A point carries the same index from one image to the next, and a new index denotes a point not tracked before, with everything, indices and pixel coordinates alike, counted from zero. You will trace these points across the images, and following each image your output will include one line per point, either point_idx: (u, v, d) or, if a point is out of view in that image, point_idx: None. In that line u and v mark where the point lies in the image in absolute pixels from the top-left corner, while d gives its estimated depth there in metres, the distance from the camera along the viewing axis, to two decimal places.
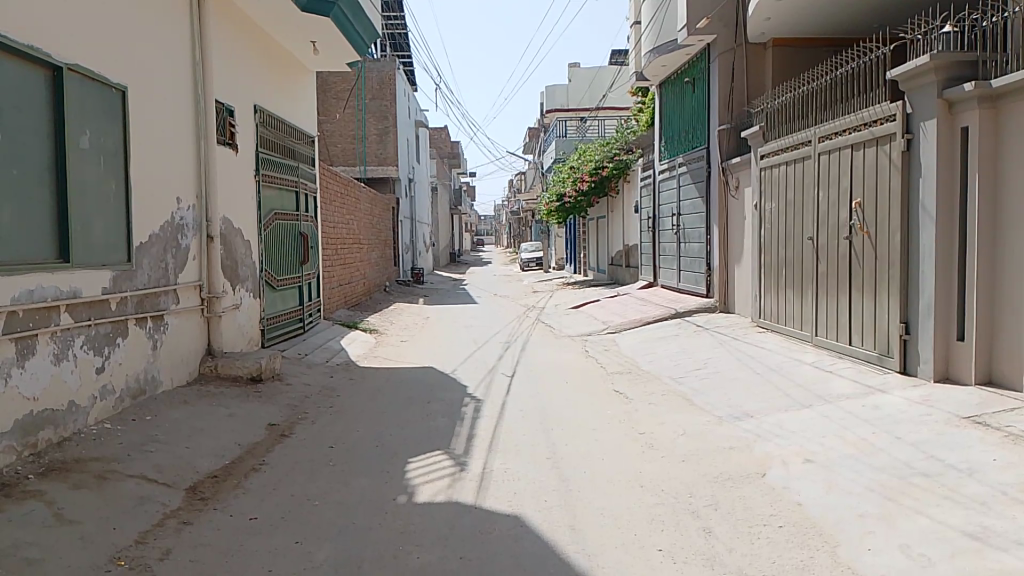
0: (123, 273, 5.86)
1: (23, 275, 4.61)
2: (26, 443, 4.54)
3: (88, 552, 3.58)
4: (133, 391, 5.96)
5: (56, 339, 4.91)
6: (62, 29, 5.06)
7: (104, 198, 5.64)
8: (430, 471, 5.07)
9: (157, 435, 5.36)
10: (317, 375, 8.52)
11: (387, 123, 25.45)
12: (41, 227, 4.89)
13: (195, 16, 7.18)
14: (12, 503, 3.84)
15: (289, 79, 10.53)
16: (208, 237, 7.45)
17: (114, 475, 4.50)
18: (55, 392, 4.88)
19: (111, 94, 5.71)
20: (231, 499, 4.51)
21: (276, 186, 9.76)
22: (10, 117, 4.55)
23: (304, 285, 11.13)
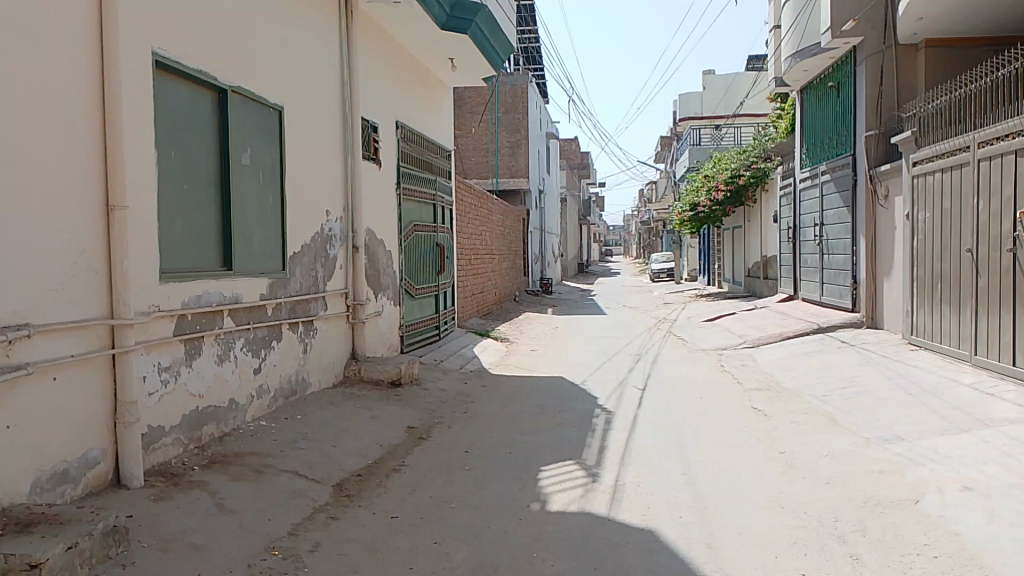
0: (279, 280, 6.27)
1: (193, 282, 5.02)
2: (192, 436, 4.94)
3: (247, 540, 3.85)
4: (286, 392, 6.36)
5: (220, 341, 5.32)
6: (229, 55, 5.50)
7: (263, 211, 6.06)
8: (564, 480, 5.10)
9: (307, 434, 5.69)
10: (452, 382, 8.76)
11: (518, 136, 25.91)
12: (207, 238, 5.32)
13: (344, 39, 7.60)
14: (181, 492, 4.20)
15: (430, 96, 10.94)
16: (353, 247, 7.83)
17: (269, 469, 4.82)
18: (217, 390, 5.28)
19: (269, 114, 6.15)
20: (374, 497, 4.72)
21: (416, 198, 10.14)
22: (181, 136, 4.99)
23: (440, 294, 11.48)
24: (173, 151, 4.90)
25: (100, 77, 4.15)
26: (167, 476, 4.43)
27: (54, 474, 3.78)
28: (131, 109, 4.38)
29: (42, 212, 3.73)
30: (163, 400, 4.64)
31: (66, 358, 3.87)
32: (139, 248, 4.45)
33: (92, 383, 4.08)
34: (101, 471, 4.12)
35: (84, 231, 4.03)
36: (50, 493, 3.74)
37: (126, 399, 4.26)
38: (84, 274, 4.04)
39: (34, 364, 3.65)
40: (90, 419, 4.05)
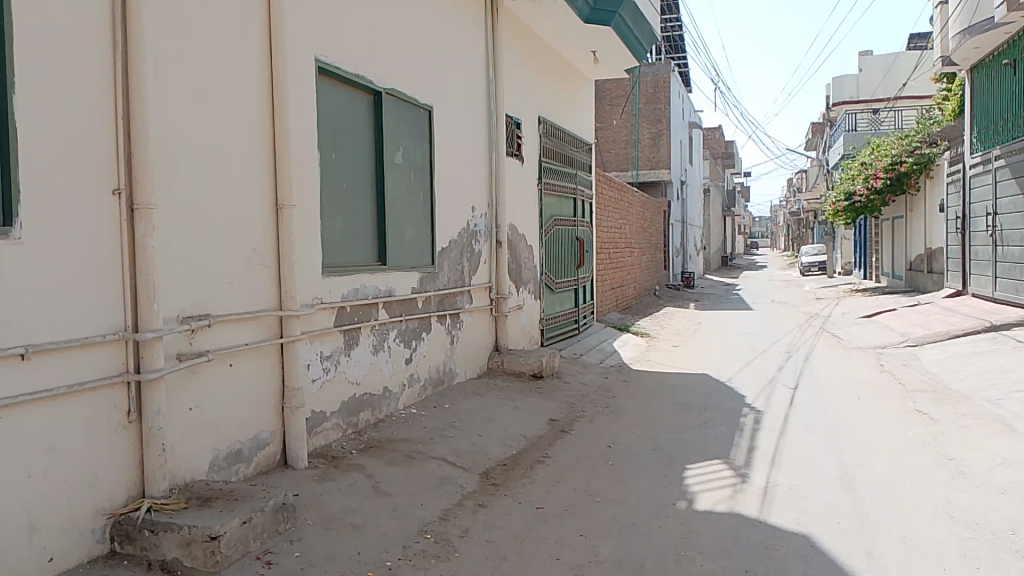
0: (428, 275, 6.50)
1: (351, 276, 5.30)
2: (350, 421, 5.23)
3: (402, 522, 4.03)
4: (434, 382, 6.60)
5: (375, 332, 5.59)
6: (384, 58, 5.75)
7: (414, 207, 6.30)
8: (711, 479, 4.99)
9: (455, 422, 5.88)
10: (593, 376, 8.76)
11: (660, 127, 25.49)
12: (363, 235, 5.60)
13: (489, 38, 7.75)
14: (341, 474, 4.46)
15: (572, 90, 10.96)
16: (497, 241, 7.98)
17: (420, 455, 5.02)
18: (372, 379, 5.55)
19: (419, 114, 6.37)
20: (520, 487, 4.82)
21: (557, 193, 10.21)
22: (339, 138, 5.28)
23: (580, 288, 11.51)
24: (332, 152, 5.19)
25: (268, 85, 4.46)
26: (328, 459, 4.73)
27: (230, 453, 4.12)
28: (297, 113, 4.67)
29: (219, 212, 4.06)
30: (324, 387, 4.94)
31: (241, 346, 4.19)
32: (303, 243, 4.75)
33: (263, 370, 4.41)
34: (270, 452, 4.45)
35: (255, 228, 4.34)
36: (226, 471, 4.08)
37: (292, 385, 4.57)
38: (256, 269, 4.35)
39: (213, 351, 3.99)
40: (261, 403, 4.38)
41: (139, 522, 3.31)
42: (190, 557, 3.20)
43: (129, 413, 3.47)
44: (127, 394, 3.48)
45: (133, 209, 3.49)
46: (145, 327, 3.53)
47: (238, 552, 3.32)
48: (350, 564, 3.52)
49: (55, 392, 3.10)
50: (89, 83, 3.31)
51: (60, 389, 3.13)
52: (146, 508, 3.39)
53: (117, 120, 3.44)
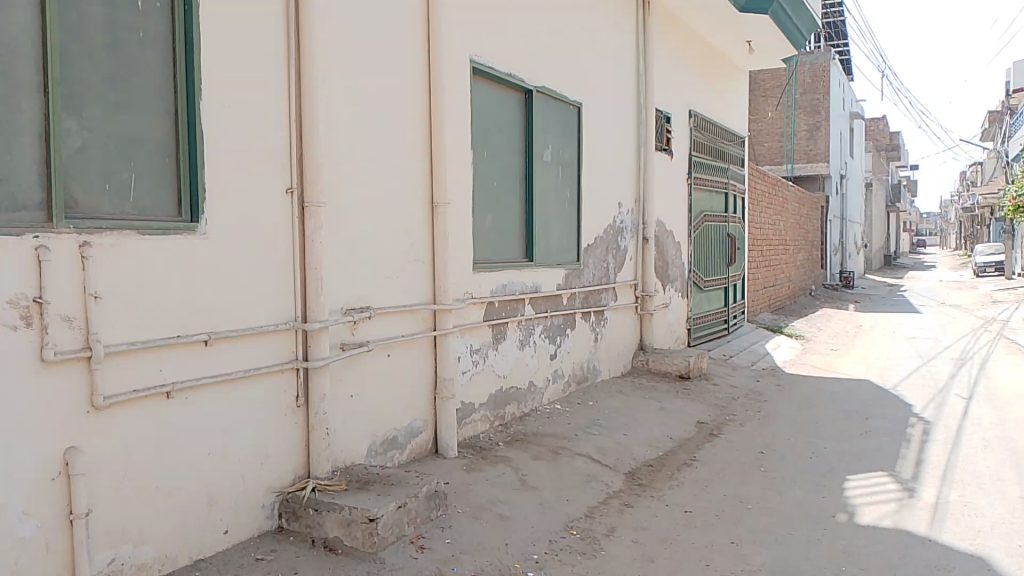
0: (574, 271, 6.50)
1: (500, 272, 5.38)
2: (497, 414, 5.34)
3: (548, 517, 4.07)
4: (579, 378, 6.61)
5: (521, 327, 5.66)
6: (535, 56, 5.80)
7: (561, 204, 6.33)
8: (874, 492, 4.70)
9: (600, 420, 5.86)
10: (743, 378, 8.46)
11: (817, 118, 24.23)
12: (512, 231, 5.69)
13: (640, 31, 7.63)
14: (489, 466, 4.56)
15: (724, 81, 10.60)
16: (644, 238, 7.87)
17: (565, 451, 5.04)
18: (518, 373, 5.63)
19: (569, 111, 6.38)
20: (667, 489, 4.73)
21: (707, 188, 9.92)
22: (490, 137, 5.38)
23: (730, 286, 11.15)
24: (483, 150, 5.31)
25: (426, 85, 4.61)
26: (476, 450, 4.85)
27: (386, 440, 4.30)
28: (452, 112, 4.79)
29: (380, 209, 4.24)
30: (473, 379, 5.06)
31: (397, 338, 4.37)
32: (456, 238, 4.87)
33: (417, 362, 4.57)
34: (422, 440, 4.62)
35: (412, 225, 4.51)
36: (382, 456, 4.27)
37: (444, 376, 4.70)
38: (412, 264, 4.51)
39: (372, 342, 4.18)
40: (414, 393, 4.54)
41: (304, 501, 3.53)
42: (350, 537, 3.37)
43: (297, 398, 3.72)
44: (295, 379, 3.72)
45: (304, 207, 3.73)
46: (312, 318, 3.76)
47: (394, 535, 3.45)
48: (498, 555, 3.59)
49: (233, 376, 3.37)
50: (265, 89, 3.56)
51: (237, 373, 3.40)
52: (310, 488, 3.61)
53: (291, 123, 3.68)
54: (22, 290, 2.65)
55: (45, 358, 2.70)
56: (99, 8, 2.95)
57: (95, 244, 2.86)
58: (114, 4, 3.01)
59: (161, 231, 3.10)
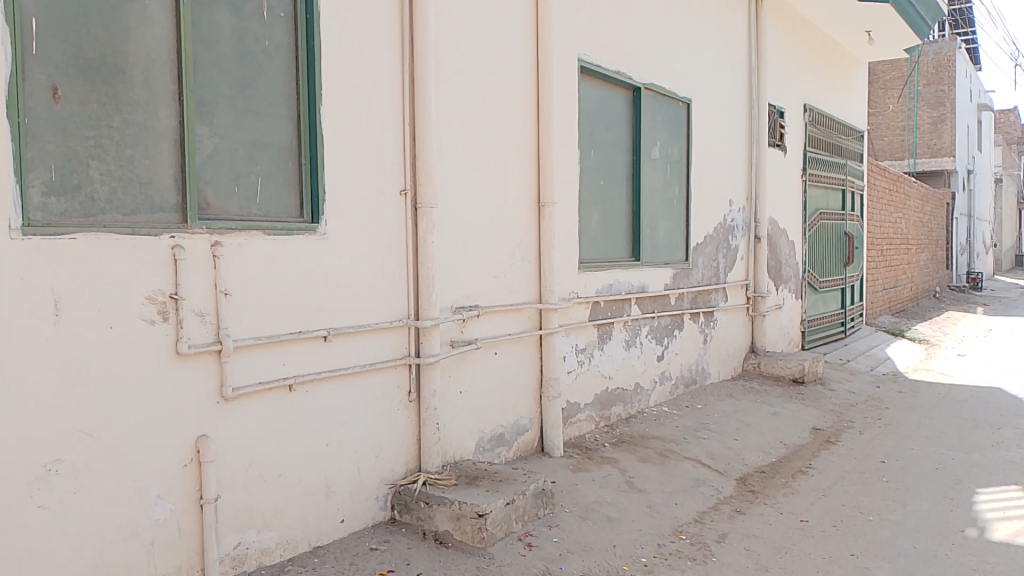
0: (682, 271, 6.37)
1: (607, 271, 5.34)
2: (603, 415, 5.31)
3: (657, 520, 4.01)
4: (687, 380, 6.49)
5: (628, 327, 5.60)
6: (644, 53, 5.72)
7: (669, 202, 6.22)
8: (1009, 507, 4.39)
9: (709, 424, 5.73)
10: (861, 384, 8.08)
11: (943, 110, 22.85)
12: (618, 230, 5.64)
13: (752, 25, 7.40)
14: (596, 466, 4.54)
15: (842, 73, 10.15)
16: (755, 237, 7.64)
17: (673, 454, 4.97)
18: (625, 374, 5.58)
19: (678, 107, 6.27)
20: (780, 496, 4.58)
21: (823, 185, 9.53)
22: (597, 135, 5.35)
23: (847, 288, 10.67)
24: (590, 149, 5.29)
25: (534, 86, 4.63)
26: (582, 450, 4.84)
27: (494, 437, 4.35)
28: (561, 111, 4.80)
29: (489, 209, 4.30)
30: (579, 379, 5.05)
31: (505, 336, 4.40)
32: (563, 237, 4.87)
33: (523, 360, 4.60)
34: (529, 438, 4.64)
35: (520, 224, 4.54)
36: (490, 453, 4.33)
37: (550, 375, 4.71)
38: (519, 264, 4.54)
39: (480, 340, 4.23)
40: (521, 392, 4.57)
41: (415, 493, 3.61)
42: (460, 531, 3.43)
43: (409, 393, 3.81)
44: (408, 375, 3.81)
45: (416, 208, 3.82)
46: (424, 315, 3.84)
47: (502, 531, 3.48)
48: (606, 556, 3.56)
49: (349, 371, 3.49)
50: (381, 94, 3.66)
51: (353, 368, 3.51)
52: (421, 481, 3.69)
53: (404, 125, 3.77)
54: (160, 287, 2.84)
55: (180, 351, 2.88)
56: (229, 19, 3.12)
57: (225, 244, 3.03)
58: (242, 15, 3.17)
59: (284, 232, 3.25)
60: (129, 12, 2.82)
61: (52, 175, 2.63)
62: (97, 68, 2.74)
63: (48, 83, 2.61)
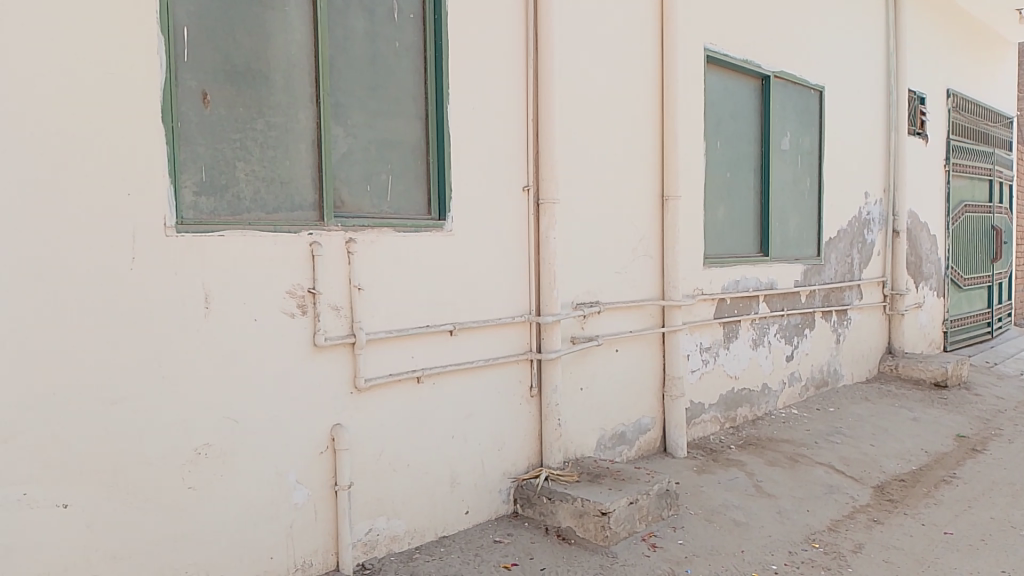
0: (814, 267, 6.10)
1: (733, 267, 5.17)
2: (728, 416, 5.18)
3: (787, 527, 3.85)
4: (817, 382, 6.23)
5: (755, 326, 5.41)
6: (774, 41, 5.50)
7: (799, 195, 5.97)
8: None
9: (842, 428, 5.48)
10: (1012, 389, 7.49)
11: None
12: (745, 225, 5.47)
13: (891, 6, 6.99)
14: (722, 469, 4.44)
15: (990, 54, 9.44)
16: (893, 232, 7.22)
17: (804, 459, 4.78)
18: (752, 374, 5.40)
19: (809, 96, 6.00)
20: (922, 506, 4.30)
21: (968, 175, 8.89)
22: (724, 127, 5.20)
23: (996, 285, 9.92)
24: (716, 141, 5.14)
25: (658, 78, 4.54)
26: (706, 451, 4.74)
27: (616, 435, 4.32)
28: (686, 103, 4.69)
29: (612, 204, 4.26)
30: (704, 378, 4.93)
31: (627, 333, 4.35)
32: (688, 232, 4.76)
33: (646, 358, 4.53)
34: (651, 437, 4.58)
35: (643, 219, 4.47)
36: (612, 451, 4.30)
37: (673, 374, 4.61)
38: (641, 259, 4.47)
39: (602, 336, 4.19)
40: (644, 389, 4.51)
41: (538, 488, 3.63)
42: (583, 528, 3.42)
43: (531, 388, 3.83)
44: (529, 370, 3.82)
45: (539, 204, 3.83)
46: (545, 311, 3.83)
47: (626, 530, 3.45)
48: (733, 560, 3.45)
49: (473, 365, 3.54)
50: (506, 92, 3.69)
51: (477, 363, 3.56)
52: (544, 477, 3.70)
53: (528, 122, 3.78)
54: (299, 282, 2.98)
55: (316, 343, 3.01)
56: (361, 23, 3.23)
57: (358, 240, 3.14)
58: (374, 19, 3.27)
59: (413, 229, 3.33)
60: (270, 20, 2.96)
61: (203, 175, 2.80)
62: (242, 74, 2.89)
63: (198, 89, 2.77)
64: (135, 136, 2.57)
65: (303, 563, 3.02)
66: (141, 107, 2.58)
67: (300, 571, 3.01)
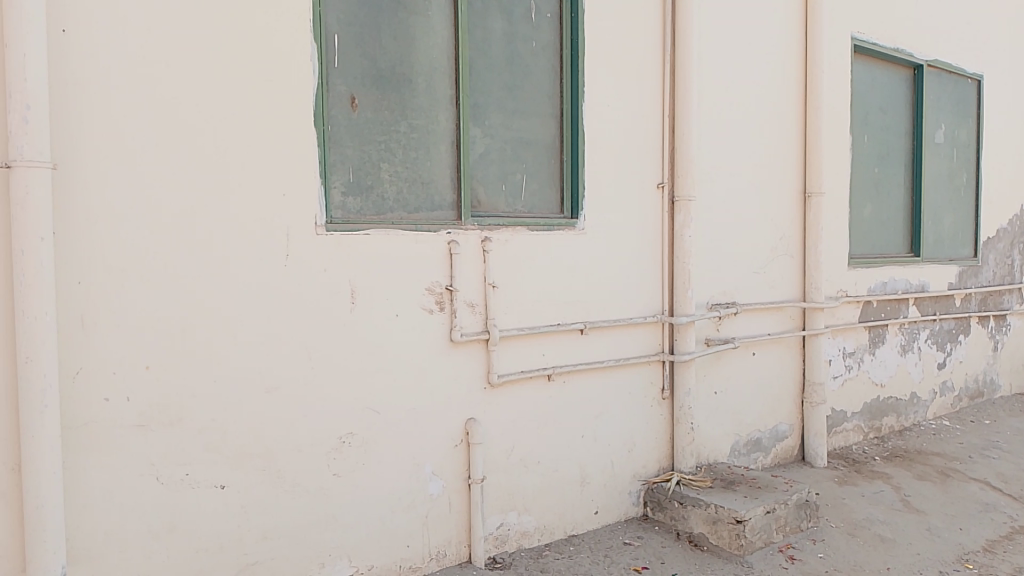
0: (970, 268, 5.68)
1: (880, 268, 4.89)
2: (872, 425, 4.92)
3: (938, 545, 3.60)
4: (972, 392, 5.81)
5: (904, 331, 5.10)
6: (929, 26, 5.16)
7: (954, 191, 5.58)
8: None
9: (1001, 443, 5.08)
10: None
11: None
12: (894, 223, 5.16)
13: None
14: (865, 481, 4.24)
15: None
16: None
17: (957, 474, 4.46)
18: (899, 382, 5.11)
19: (966, 85, 5.60)
20: None
21: None
22: (871, 119, 4.92)
23: None
24: (863, 135, 4.88)
25: (802, 69, 4.35)
26: (848, 462, 4.53)
27: (751, 441, 4.19)
28: (830, 96, 4.47)
29: (750, 202, 4.12)
30: (846, 385, 4.70)
31: (765, 336, 4.20)
32: (831, 231, 4.54)
33: (785, 362, 4.36)
34: (788, 445, 4.42)
35: (783, 217, 4.30)
36: (747, 457, 4.17)
37: (814, 379, 4.42)
38: (781, 259, 4.30)
39: (739, 339, 4.06)
40: (782, 394, 4.35)
41: (669, 492, 3.58)
42: (716, 535, 3.34)
43: (663, 390, 3.77)
44: (662, 371, 3.77)
45: (674, 201, 3.76)
46: (679, 312, 3.76)
47: (762, 540, 3.34)
48: None
49: (605, 364, 3.52)
50: (643, 88, 3.64)
51: (609, 362, 3.54)
52: (676, 481, 3.64)
53: (664, 118, 3.73)
54: (437, 279, 3.05)
55: (453, 339, 3.07)
56: (500, 24, 3.27)
57: (494, 239, 3.19)
58: (512, 19, 3.31)
59: (547, 227, 3.35)
60: (414, 23, 3.04)
61: (351, 176, 2.92)
62: (387, 77, 2.99)
63: (347, 93, 2.89)
64: (290, 139, 2.71)
65: (437, 553, 3.10)
66: (295, 113, 2.72)
67: (434, 561, 3.09)
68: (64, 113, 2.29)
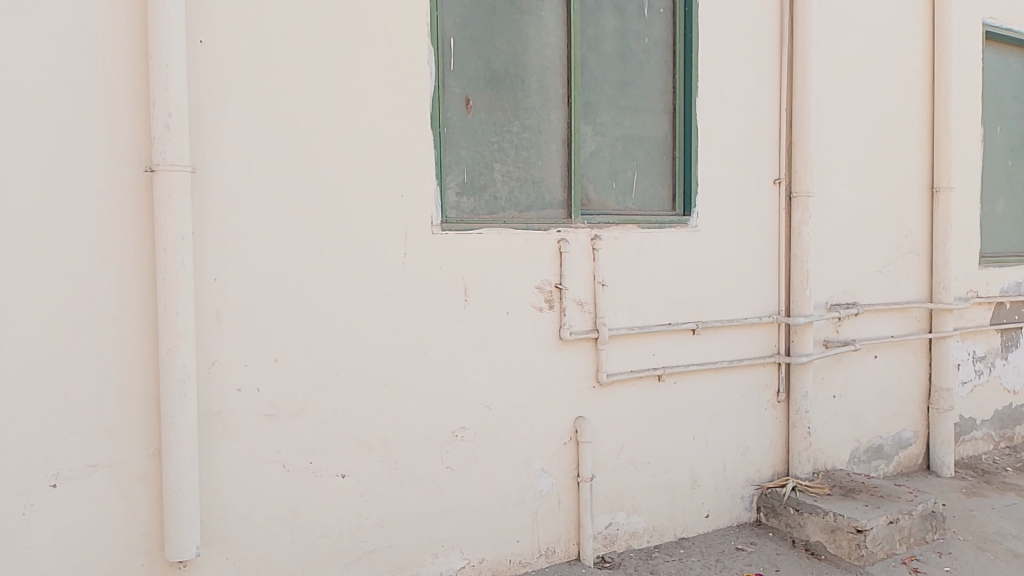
0: None
1: (1014, 268, 4.60)
2: (1003, 434, 4.63)
3: None
4: None
5: None
6: None
7: None
8: None
9: None
10: None
11: None
12: None
13: None
14: (996, 493, 4.00)
15: None
16: None
17: None
18: None
19: None
20: None
21: None
22: (1005, 109, 4.63)
23: None
24: (995, 126, 4.59)
25: (929, 57, 4.13)
26: (977, 472, 4.28)
27: (871, 448, 4.02)
28: (960, 85, 4.23)
29: (872, 198, 3.95)
30: (976, 391, 4.44)
31: (888, 338, 4.01)
32: (960, 228, 4.30)
33: (908, 366, 4.16)
34: (911, 453, 4.22)
35: (907, 214, 4.10)
36: (866, 464, 4.00)
37: (940, 385, 4.20)
38: (905, 257, 4.10)
39: (859, 341, 3.90)
40: (905, 399, 4.15)
41: (784, 498, 3.48)
42: (835, 545, 3.24)
43: (778, 392, 3.66)
44: (777, 374, 3.66)
45: (792, 198, 3.64)
46: (796, 312, 3.64)
47: (884, 551, 3.21)
48: None
49: (718, 365, 3.45)
50: (758, 82, 3.55)
51: (722, 363, 3.46)
52: (791, 486, 3.54)
53: (781, 112, 3.62)
54: (547, 278, 3.07)
55: (562, 337, 3.08)
56: (612, 21, 3.26)
57: (604, 237, 3.17)
58: (624, 16, 3.28)
59: (658, 225, 3.32)
60: (527, 24, 3.06)
61: (465, 176, 2.97)
62: (501, 78, 3.03)
63: (462, 95, 2.94)
64: (409, 141, 2.77)
65: (546, 549, 3.12)
66: (414, 115, 2.78)
67: (543, 557, 3.11)
68: (202, 119, 2.42)
